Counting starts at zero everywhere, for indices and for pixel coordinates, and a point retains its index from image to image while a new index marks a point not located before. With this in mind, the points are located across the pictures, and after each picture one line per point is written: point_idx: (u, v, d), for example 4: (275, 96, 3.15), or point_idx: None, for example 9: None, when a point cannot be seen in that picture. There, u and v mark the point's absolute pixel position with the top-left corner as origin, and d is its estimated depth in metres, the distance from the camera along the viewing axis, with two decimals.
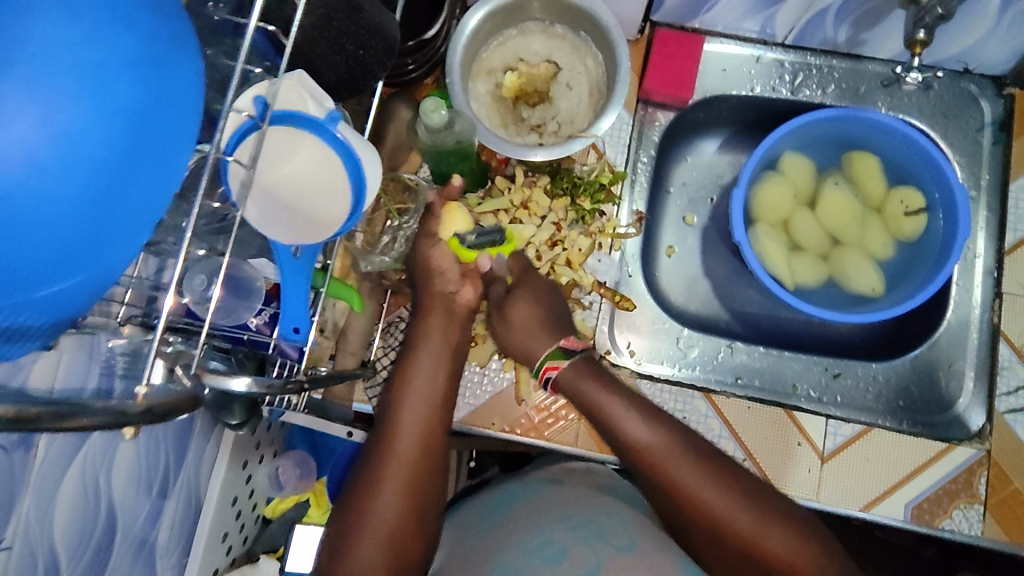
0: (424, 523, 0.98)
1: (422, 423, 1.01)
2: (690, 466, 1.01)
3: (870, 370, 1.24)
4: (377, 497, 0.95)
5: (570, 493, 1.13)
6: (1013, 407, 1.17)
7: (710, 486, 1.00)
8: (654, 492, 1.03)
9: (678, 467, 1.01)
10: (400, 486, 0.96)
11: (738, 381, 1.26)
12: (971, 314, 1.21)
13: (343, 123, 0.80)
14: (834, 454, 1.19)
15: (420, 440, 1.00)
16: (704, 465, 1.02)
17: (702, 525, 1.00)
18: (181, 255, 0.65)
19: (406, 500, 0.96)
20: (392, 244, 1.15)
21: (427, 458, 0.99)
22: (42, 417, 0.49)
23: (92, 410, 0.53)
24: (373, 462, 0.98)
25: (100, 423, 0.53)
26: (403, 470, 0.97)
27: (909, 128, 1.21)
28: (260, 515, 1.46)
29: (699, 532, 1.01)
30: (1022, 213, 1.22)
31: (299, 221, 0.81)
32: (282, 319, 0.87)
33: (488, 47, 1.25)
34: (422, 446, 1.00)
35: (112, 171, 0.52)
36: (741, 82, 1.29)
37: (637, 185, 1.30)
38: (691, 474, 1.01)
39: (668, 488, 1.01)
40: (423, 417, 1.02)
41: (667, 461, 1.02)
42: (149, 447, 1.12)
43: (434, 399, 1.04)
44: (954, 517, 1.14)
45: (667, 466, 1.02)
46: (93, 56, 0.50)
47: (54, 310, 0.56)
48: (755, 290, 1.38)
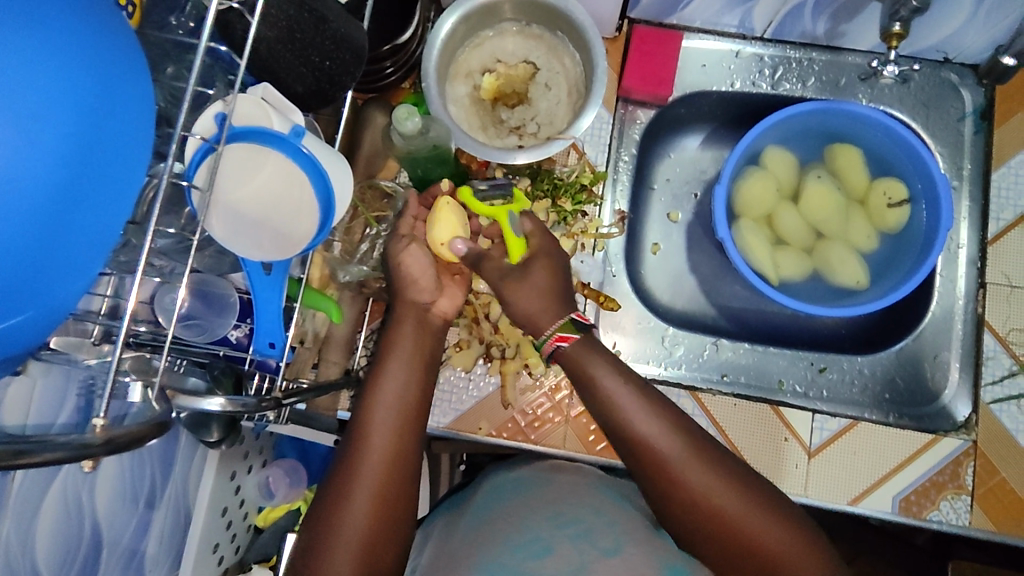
0: (397, 530, 0.97)
1: (394, 429, 1.00)
2: (695, 469, 0.97)
3: (855, 363, 1.24)
4: (350, 506, 0.94)
5: (554, 490, 1.14)
6: (998, 397, 1.18)
7: (717, 489, 0.97)
8: (659, 491, 0.99)
9: (685, 468, 0.97)
10: (374, 495, 0.95)
11: (724, 378, 1.25)
12: (956, 305, 1.21)
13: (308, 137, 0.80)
14: (821, 449, 1.19)
15: (393, 447, 0.99)
16: (711, 466, 0.98)
17: (703, 525, 0.97)
18: (137, 279, 0.64)
19: (378, 509, 0.95)
20: (370, 252, 1.14)
21: (400, 465, 0.98)
22: None
23: (53, 444, 0.53)
24: (345, 472, 0.97)
25: (60, 458, 0.53)
26: (376, 479, 0.96)
27: (889, 120, 1.21)
28: (251, 524, 1.45)
29: (701, 534, 0.98)
30: (1004, 201, 1.21)
31: (267, 236, 0.80)
32: (256, 335, 0.87)
33: (465, 50, 1.24)
34: (395, 454, 0.98)
35: (59, 205, 0.52)
36: (721, 77, 1.28)
37: (619, 184, 1.29)
38: (696, 475, 0.97)
39: (674, 492, 0.97)
40: (396, 425, 1.00)
41: (672, 462, 0.98)
42: (134, 462, 1.12)
43: (407, 404, 1.02)
44: (942, 509, 1.15)
45: (673, 467, 0.97)
46: (34, 90, 0.49)
47: (5, 345, 0.55)
48: (741, 285, 1.37)
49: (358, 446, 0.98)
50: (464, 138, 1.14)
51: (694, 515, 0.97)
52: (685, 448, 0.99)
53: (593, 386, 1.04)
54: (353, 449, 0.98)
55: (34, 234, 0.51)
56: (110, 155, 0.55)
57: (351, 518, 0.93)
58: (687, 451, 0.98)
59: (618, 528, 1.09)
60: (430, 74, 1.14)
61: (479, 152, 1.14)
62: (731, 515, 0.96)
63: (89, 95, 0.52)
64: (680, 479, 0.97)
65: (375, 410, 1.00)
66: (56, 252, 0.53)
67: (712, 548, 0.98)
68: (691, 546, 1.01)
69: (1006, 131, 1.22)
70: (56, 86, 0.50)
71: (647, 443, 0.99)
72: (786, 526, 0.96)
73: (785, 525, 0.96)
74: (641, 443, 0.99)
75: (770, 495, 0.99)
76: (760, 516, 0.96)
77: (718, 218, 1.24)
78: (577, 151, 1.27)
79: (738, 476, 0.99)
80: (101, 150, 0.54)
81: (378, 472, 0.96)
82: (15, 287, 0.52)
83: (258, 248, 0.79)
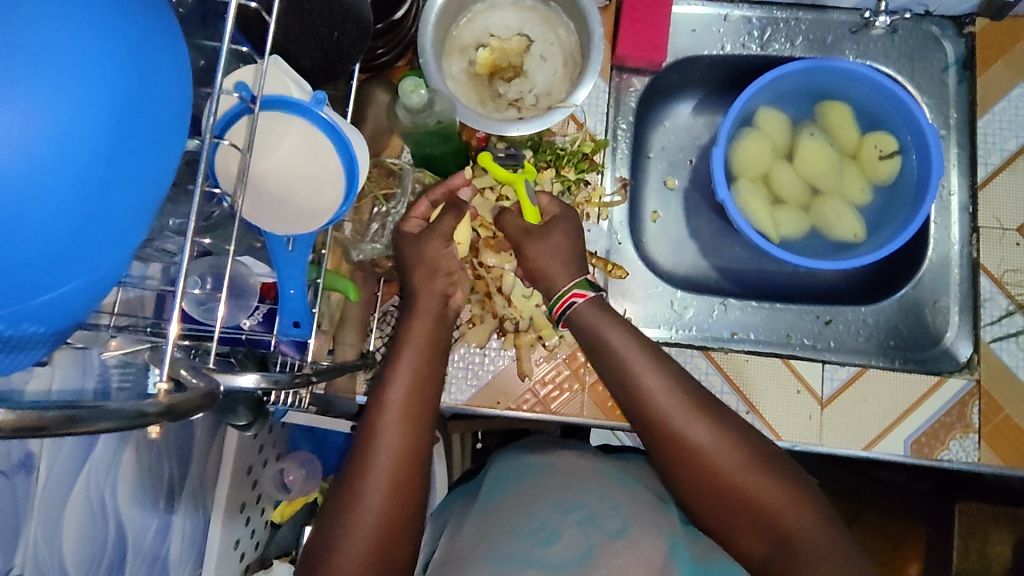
0: (409, 524, 0.97)
1: (406, 421, 0.99)
2: (710, 437, 0.98)
3: (859, 314, 1.27)
4: (364, 497, 0.94)
5: (562, 478, 1.18)
6: (998, 335, 1.22)
7: (730, 457, 0.98)
8: (671, 461, 1.00)
9: (698, 435, 0.98)
10: (388, 487, 0.95)
11: (734, 336, 1.28)
12: (951, 250, 1.25)
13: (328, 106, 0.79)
14: (833, 398, 1.22)
15: (406, 438, 0.98)
16: (725, 436, 0.99)
17: (716, 495, 0.98)
18: (185, 256, 0.63)
19: (392, 501, 0.95)
20: (382, 230, 1.18)
21: (411, 458, 0.98)
22: (52, 424, 0.48)
23: (110, 412, 0.52)
24: (357, 465, 0.96)
25: (118, 426, 0.52)
26: (388, 471, 0.96)
27: (878, 74, 1.24)
28: (269, 520, 1.44)
29: (714, 504, 0.99)
30: (991, 146, 1.26)
31: (291, 211, 0.80)
32: (281, 314, 0.87)
33: (458, 25, 1.24)
34: (408, 446, 0.98)
35: (106, 166, 0.50)
36: (711, 41, 1.30)
37: (618, 153, 1.31)
38: (709, 445, 0.98)
39: (685, 463, 0.98)
40: (407, 416, 0.99)
41: (685, 430, 0.98)
42: (152, 460, 1.10)
43: (419, 395, 1.01)
44: (951, 448, 1.18)
45: (686, 434, 0.98)
46: (82, 49, 0.48)
47: (53, 318, 0.54)
48: (741, 247, 1.39)
49: (371, 437, 0.97)
50: (466, 114, 1.15)
51: (706, 483, 0.98)
52: (698, 417, 0.99)
53: (604, 358, 1.04)
54: (367, 441, 0.98)
55: (75, 201, 0.49)
56: (153, 122, 0.54)
57: (363, 509, 0.93)
58: (700, 419, 0.99)
59: (623, 509, 1.12)
60: (427, 49, 1.14)
61: (481, 126, 1.14)
62: (744, 481, 0.97)
63: (131, 57, 0.51)
64: (694, 447, 0.98)
65: (389, 401, 1.00)
66: (101, 221, 0.52)
67: (727, 518, 0.99)
68: (708, 518, 1.02)
69: (988, 79, 1.26)
70: (99, 47, 0.49)
71: (661, 413, 0.99)
72: (800, 493, 0.97)
73: (798, 492, 0.97)
74: (654, 412, 0.99)
75: (783, 462, 1.00)
76: (773, 482, 0.97)
77: (718, 180, 1.26)
78: (575, 122, 1.28)
79: (751, 446, 0.99)
80: (144, 115, 0.52)
81: (392, 463, 0.96)
82: (65, 254, 0.50)
83: (282, 221, 0.80)
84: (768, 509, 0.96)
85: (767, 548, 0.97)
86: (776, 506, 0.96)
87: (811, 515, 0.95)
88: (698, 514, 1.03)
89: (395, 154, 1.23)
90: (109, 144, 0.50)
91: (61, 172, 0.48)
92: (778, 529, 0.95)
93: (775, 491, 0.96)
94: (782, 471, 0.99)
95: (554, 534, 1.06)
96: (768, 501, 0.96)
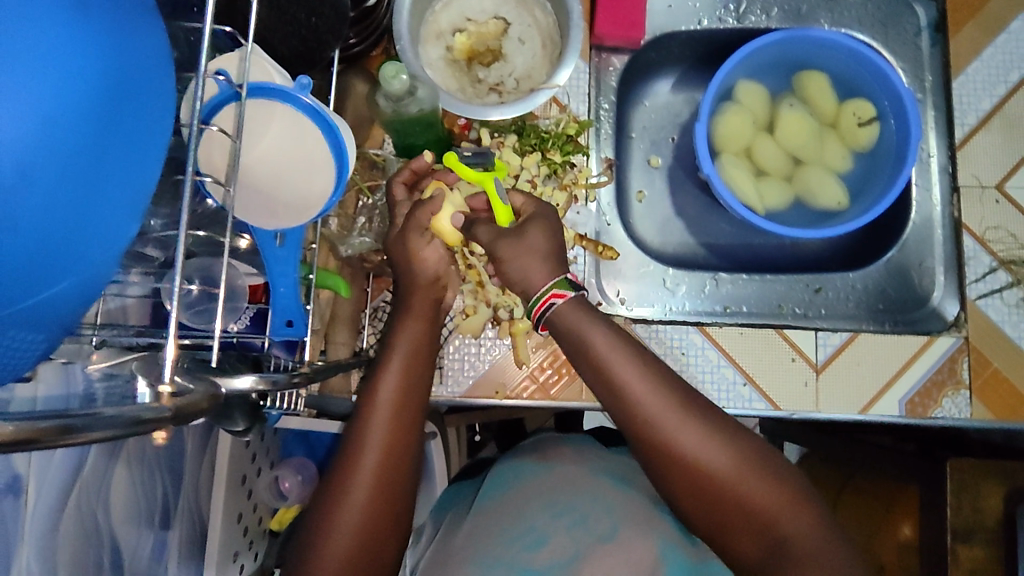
0: (384, 541, 0.96)
1: (390, 434, 0.97)
2: (698, 442, 0.97)
3: (848, 280, 1.29)
4: (341, 514, 0.93)
5: (561, 477, 1.22)
6: (984, 292, 1.24)
7: (718, 461, 0.97)
8: (659, 466, 0.99)
9: (686, 440, 0.97)
10: (365, 507, 0.93)
11: (727, 310, 1.28)
12: (934, 212, 1.27)
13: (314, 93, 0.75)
14: (828, 364, 1.23)
15: (386, 454, 0.96)
16: (715, 439, 0.98)
17: (705, 498, 0.98)
18: (182, 251, 0.58)
19: (368, 519, 0.94)
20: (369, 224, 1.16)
21: (390, 476, 0.96)
22: (46, 435, 0.43)
23: (105, 422, 0.46)
24: (337, 476, 0.95)
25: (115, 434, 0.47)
26: (366, 489, 0.94)
27: (854, 42, 1.25)
28: (266, 528, 1.41)
29: (709, 508, 0.98)
30: (967, 107, 1.28)
31: (280, 204, 0.76)
32: (274, 314, 0.80)
33: (432, 10, 1.21)
34: (387, 464, 0.96)
35: (96, 151, 0.46)
36: (689, 16, 1.29)
37: (602, 134, 1.29)
38: (697, 449, 0.97)
39: (661, 457, 0.98)
40: (391, 427, 0.97)
41: (673, 434, 0.97)
42: (144, 475, 1.06)
43: (402, 404, 0.99)
44: (944, 405, 1.20)
45: (676, 441, 0.97)
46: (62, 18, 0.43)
47: (43, 327, 0.48)
48: (727, 222, 1.40)
49: (350, 451, 0.95)
50: (449, 101, 1.13)
51: (695, 488, 0.98)
52: (690, 422, 0.98)
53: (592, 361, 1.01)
54: (347, 454, 0.96)
55: (54, 205, 0.44)
56: (134, 110, 0.48)
57: (340, 527, 0.92)
58: (690, 422, 0.98)
59: (616, 507, 1.17)
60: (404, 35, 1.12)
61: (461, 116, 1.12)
62: (729, 485, 0.96)
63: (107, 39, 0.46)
64: (682, 453, 0.97)
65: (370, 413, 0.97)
66: (92, 222, 0.47)
67: (720, 521, 0.98)
68: (702, 521, 1.01)
69: (961, 41, 1.28)
70: (56, 27, 0.43)
71: (648, 415, 0.98)
72: (787, 492, 0.96)
73: (786, 492, 0.97)
74: (643, 416, 0.98)
75: (773, 462, 0.99)
76: (764, 485, 0.96)
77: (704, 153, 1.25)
78: (557, 102, 1.27)
79: (744, 449, 0.99)
80: (125, 101, 0.47)
81: (370, 481, 0.94)
82: (55, 252, 0.45)
83: (272, 217, 0.76)
84: (757, 510, 0.96)
85: (759, 548, 0.96)
86: (767, 509, 0.95)
87: (800, 514, 0.95)
88: (691, 517, 1.01)
89: (377, 144, 1.20)
90: (91, 137, 0.45)
91: (41, 177, 0.43)
92: (765, 528, 0.96)
93: (768, 497, 0.96)
94: (772, 471, 0.98)
95: (547, 539, 1.11)
96: (756, 503, 0.96)
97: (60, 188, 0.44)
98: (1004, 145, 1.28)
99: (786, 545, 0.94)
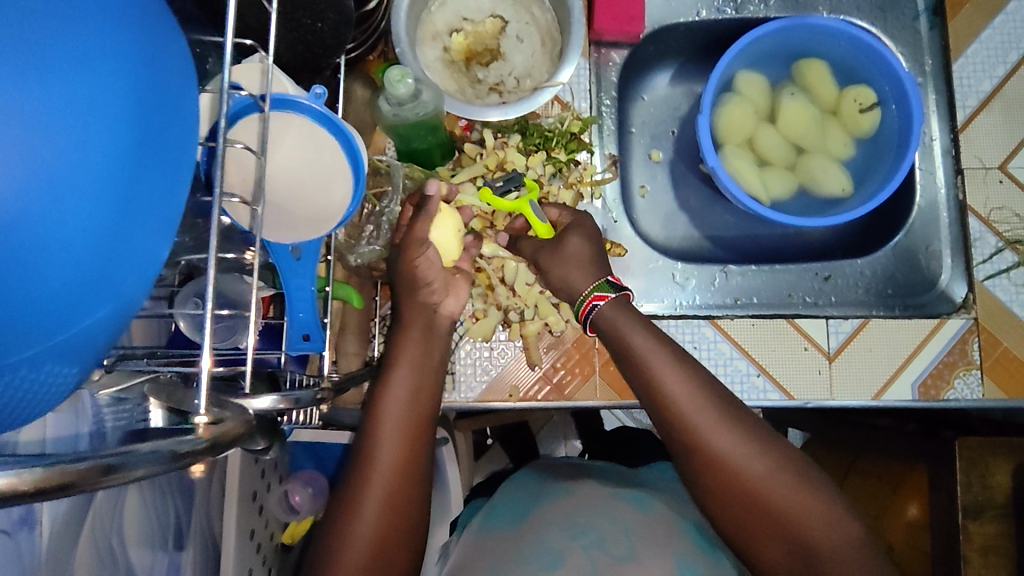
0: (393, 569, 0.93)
1: (396, 458, 0.94)
2: (735, 447, 0.95)
3: (857, 266, 1.29)
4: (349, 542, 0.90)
5: (577, 503, 1.22)
6: (991, 273, 1.24)
7: (754, 468, 0.95)
8: (691, 470, 0.97)
9: (722, 445, 0.95)
10: (372, 535, 0.91)
11: (737, 301, 1.27)
12: (938, 195, 1.28)
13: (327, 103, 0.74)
14: (839, 352, 1.22)
15: (394, 479, 0.93)
16: (752, 443, 0.96)
17: (739, 507, 0.95)
18: (212, 269, 0.55)
19: (376, 548, 0.91)
20: (377, 232, 1.08)
21: (399, 501, 0.93)
22: (82, 477, 0.40)
23: (144, 457, 0.44)
24: (350, 485, 0.93)
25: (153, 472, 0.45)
26: (375, 516, 0.91)
27: (854, 28, 1.25)
28: (278, 543, 1.38)
29: (743, 518, 0.95)
30: (968, 88, 1.28)
31: (299, 217, 0.74)
32: (290, 327, 0.78)
33: (428, 10, 1.18)
34: (394, 489, 0.93)
35: (131, 171, 0.43)
36: (688, 9, 1.28)
37: (604, 129, 1.29)
38: (734, 455, 0.95)
39: (706, 457, 0.95)
40: (399, 450, 0.94)
41: (709, 438, 0.95)
42: (156, 497, 1.03)
43: (409, 425, 0.96)
44: (957, 386, 1.20)
45: (711, 445, 0.95)
46: (82, 32, 0.41)
47: (75, 356, 0.45)
48: (730, 213, 1.39)
49: (358, 475, 0.93)
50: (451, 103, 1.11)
51: (730, 497, 0.95)
52: (727, 425, 0.96)
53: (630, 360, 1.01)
54: (355, 478, 0.93)
55: (63, 247, 0.40)
56: (149, 132, 0.44)
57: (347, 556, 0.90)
58: (727, 426, 0.96)
59: (634, 531, 1.15)
60: (402, 37, 1.09)
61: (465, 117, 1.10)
62: (764, 491, 0.94)
63: (112, 58, 0.42)
64: (718, 458, 0.95)
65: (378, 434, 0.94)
66: (123, 247, 0.44)
67: (750, 531, 0.95)
68: (734, 532, 0.97)
69: (959, 24, 1.28)
70: (61, 47, 0.39)
71: (684, 416, 0.96)
72: (821, 501, 0.95)
73: (817, 500, 0.95)
74: (680, 417, 0.96)
75: (807, 470, 0.97)
76: (799, 491, 0.94)
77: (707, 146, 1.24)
78: (558, 99, 1.25)
79: (780, 455, 0.97)
80: (154, 117, 0.45)
81: (380, 507, 0.91)
82: (83, 279, 0.42)
83: (288, 229, 0.74)
84: (792, 519, 0.93)
85: (786, 555, 0.94)
86: (803, 515, 0.93)
87: (835, 521, 0.94)
88: (723, 527, 0.98)
89: (379, 149, 1.18)
90: (99, 168, 0.41)
91: (60, 207, 0.40)
92: (798, 537, 0.93)
93: (804, 505, 0.94)
94: (805, 478, 0.96)
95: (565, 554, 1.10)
96: (789, 510, 0.94)
97: (73, 221, 0.40)
98: (1007, 125, 1.27)
99: (817, 555, 0.93)
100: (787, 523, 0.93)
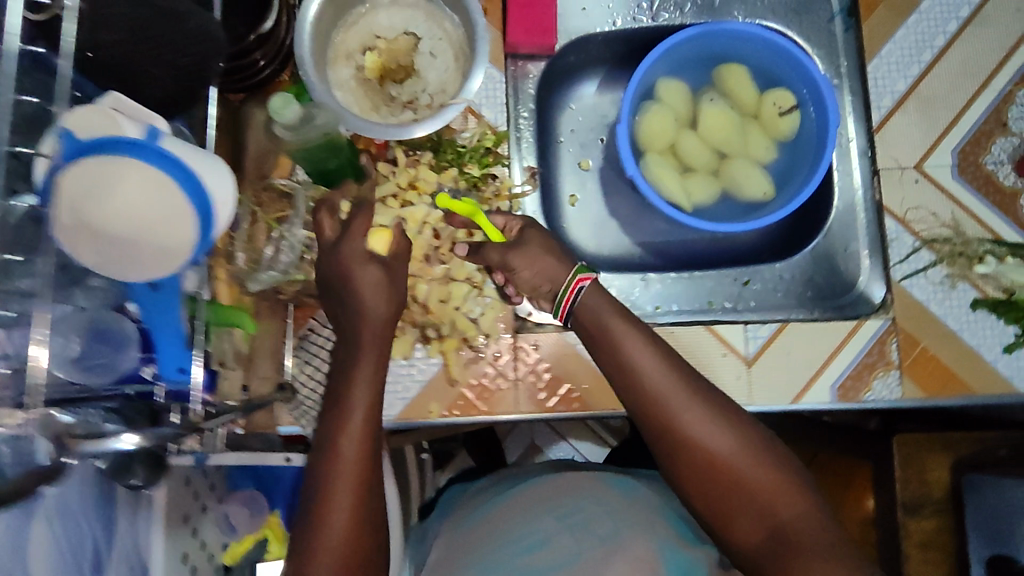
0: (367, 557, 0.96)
1: (359, 449, 0.96)
2: (705, 425, 0.99)
3: (774, 271, 1.33)
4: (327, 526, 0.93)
5: (561, 485, 1.24)
6: (907, 273, 1.25)
7: (722, 445, 0.99)
8: (666, 449, 1.01)
9: (692, 422, 1.00)
10: (351, 520, 0.94)
11: (657, 308, 1.31)
12: (856, 197, 1.31)
13: (167, 138, 0.77)
14: (758, 357, 1.23)
15: (361, 466, 0.96)
16: (720, 423, 1.00)
17: (709, 485, 0.99)
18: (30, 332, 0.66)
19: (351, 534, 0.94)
20: (279, 256, 1.13)
21: (366, 490, 0.96)
22: None
23: None
24: (318, 473, 0.96)
25: None
26: (347, 502, 0.94)
27: (768, 32, 1.25)
28: (220, 565, 1.33)
29: (714, 495, 0.99)
30: (883, 88, 1.28)
31: (151, 252, 0.74)
32: (160, 363, 0.86)
33: (339, 31, 1.19)
34: (364, 477, 0.96)
35: None
36: (603, 18, 1.29)
37: (523, 143, 1.30)
38: (705, 432, 0.99)
39: (670, 436, 1.00)
40: (359, 441, 0.97)
41: (680, 417, 1.00)
42: (66, 525, 0.97)
43: (372, 418, 0.98)
44: (875, 387, 1.22)
45: (682, 423, 1.00)
46: None
47: None
48: (661, 220, 1.39)
49: (327, 464, 0.95)
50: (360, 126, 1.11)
51: (703, 474, 0.99)
52: (697, 404, 1.01)
53: (603, 349, 1.06)
54: (320, 468, 0.95)
55: None
56: None
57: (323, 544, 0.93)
58: (698, 403, 1.00)
59: (613, 512, 1.17)
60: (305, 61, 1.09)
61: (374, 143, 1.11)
62: (731, 467, 0.98)
63: None
64: (689, 435, 0.99)
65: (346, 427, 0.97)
66: None
67: (722, 508, 0.99)
68: (707, 509, 1.01)
69: (874, 24, 1.28)
70: None
71: (654, 397, 1.01)
72: (784, 478, 0.98)
73: (782, 476, 0.98)
74: (652, 398, 1.01)
75: (774, 446, 1.01)
76: (763, 467, 0.98)
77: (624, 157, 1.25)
78: (474, 114, 1.25)
79: (749, 433, 1.01)
80: None
81: (353, 492, 0.94)
82: None
83: (134, 266, 0.75)
84: (754, 494, 0.97)
85: (759, 537, 0.97)
86: (767, 494, 0.97)
87: (796, 497, 0.97)
88: (697, 507, 1.02)
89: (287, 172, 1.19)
90: None
91: None
92: (763, 515, 0.97)
93: (767, 482, 0.98)
94: (772, 454, 1.00)
95: (551, 537, 1.12)
96: (756, 486, 0.97)
97: None
98: (924, 124, 1.27)
99: (787, 532, 0.95)
100: (753, 499, 0.97)
